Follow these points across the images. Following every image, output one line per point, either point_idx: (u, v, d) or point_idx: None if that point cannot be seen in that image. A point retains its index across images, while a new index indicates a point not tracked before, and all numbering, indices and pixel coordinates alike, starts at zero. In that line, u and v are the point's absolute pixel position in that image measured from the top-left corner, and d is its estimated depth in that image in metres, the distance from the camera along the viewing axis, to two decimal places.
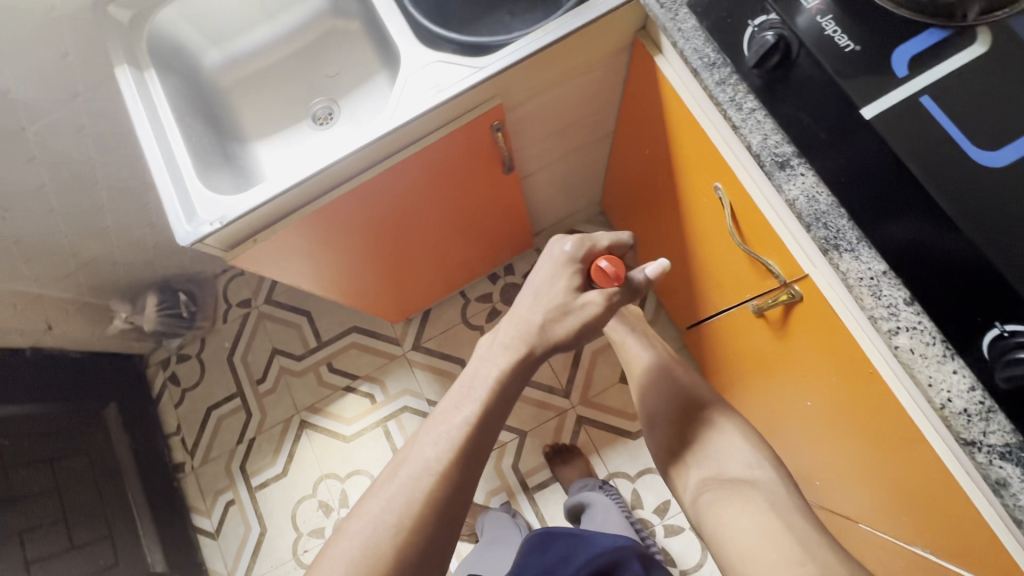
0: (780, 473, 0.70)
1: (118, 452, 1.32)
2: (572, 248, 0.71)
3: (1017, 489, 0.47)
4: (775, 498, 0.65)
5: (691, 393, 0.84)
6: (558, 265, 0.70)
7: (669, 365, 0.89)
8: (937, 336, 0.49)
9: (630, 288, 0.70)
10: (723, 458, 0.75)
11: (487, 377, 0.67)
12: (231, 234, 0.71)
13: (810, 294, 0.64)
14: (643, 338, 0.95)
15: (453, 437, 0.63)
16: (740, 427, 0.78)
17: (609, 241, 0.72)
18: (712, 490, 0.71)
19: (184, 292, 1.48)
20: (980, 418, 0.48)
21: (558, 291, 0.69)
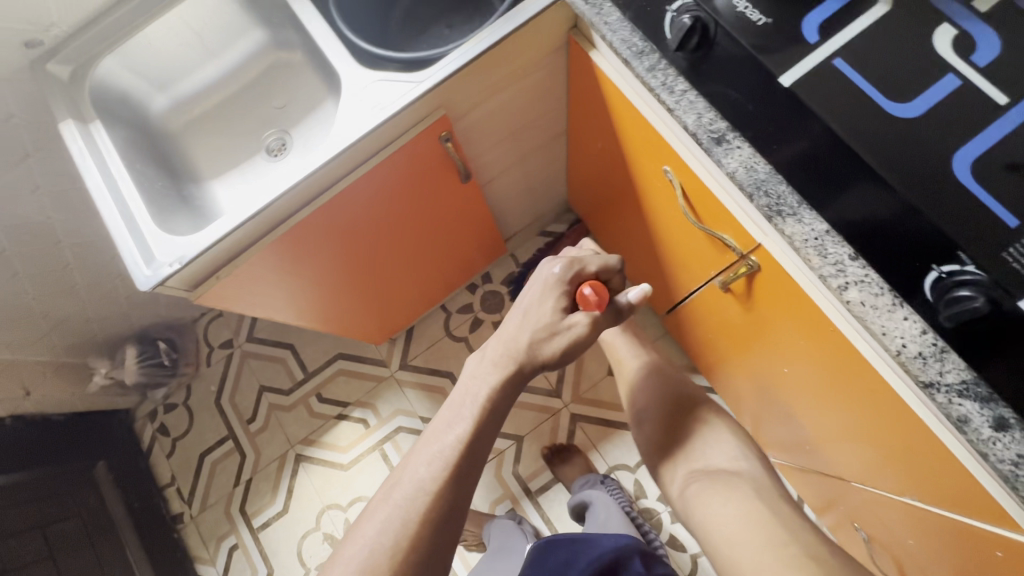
0: (763, 466, 0.73)
1: (112, 510, 1.31)
2: (561, 271, 0.71)
3: (978, 423, 0.49)
4: (762, 489, 0.68)
5: (682, 392, 0.84)
6: (548, 287, 0.70)
7: (659, 365, 0.90)
8: (884, 286, 0.51)
9: (612, 315, 0.71)
10: (712, 452, 0.76)
11: (476, 396, 0.67)
12: (193, 273, 0.71)
13: (765, 262, 0.66)
14: (632, 339, 0.95)
15: (447, 455, 0.63)
16: (730, 426, 0.79)
17: (597, 266, 0.72)
18: (699, 480, 0.73)
19: (164, 340, 1.47)
20: (935, 359, 0.50)
21: (546, 314, 0.69)
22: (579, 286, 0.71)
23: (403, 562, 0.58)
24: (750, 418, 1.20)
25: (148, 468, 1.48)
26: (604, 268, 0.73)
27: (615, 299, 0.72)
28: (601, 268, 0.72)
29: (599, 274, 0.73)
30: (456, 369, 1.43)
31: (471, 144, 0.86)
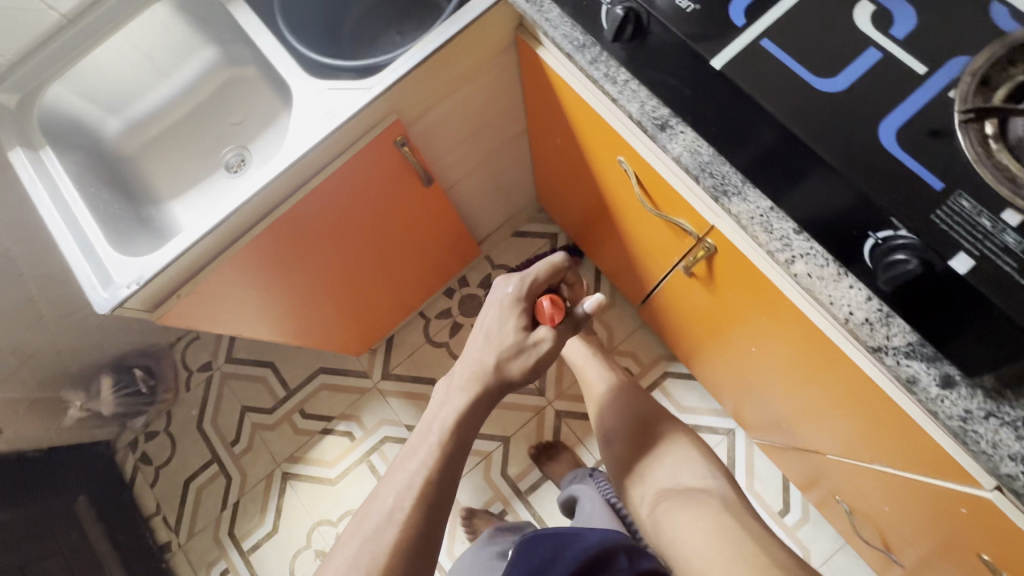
0: (729, 486, 0.75)
1: (95, 543, 1.28)
2: (515, 289, 0.71)
3: (926, 382, 0.50)
4: (729, 504, 0.70)
5: (649, 411, 0.89)
6: (506, 308, 0.71)
7: (625, 384, 0.95)
8: (827, 258, 0.53)
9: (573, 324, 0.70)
10: (683, 473, 0.78)
11: (443, 422, 0.69)
12: (154, 292, 0.70)
13: (720, 243, 0.67)
14: (600, 358, 1.00)
15: (413, 485, 0.64)
16: (695, 446, 0.83)
17: (546, 271, 0.71)
18: (669, 497, 0.74)
19: (140, 367, 1.45)
20: (881, 323, 0.52)
21: (508, 333, 0.70)
22: (535, 301, 0.71)
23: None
24: (731, 402, 1.21)
25: (132, 499, 1.46)
26: (552, 270, 0.71)
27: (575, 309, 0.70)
28: (550, 273, 0.71)
29: (548, 277, 0.71)
30: (438, 375, 1.43)
31: (428, 147, 0.86)
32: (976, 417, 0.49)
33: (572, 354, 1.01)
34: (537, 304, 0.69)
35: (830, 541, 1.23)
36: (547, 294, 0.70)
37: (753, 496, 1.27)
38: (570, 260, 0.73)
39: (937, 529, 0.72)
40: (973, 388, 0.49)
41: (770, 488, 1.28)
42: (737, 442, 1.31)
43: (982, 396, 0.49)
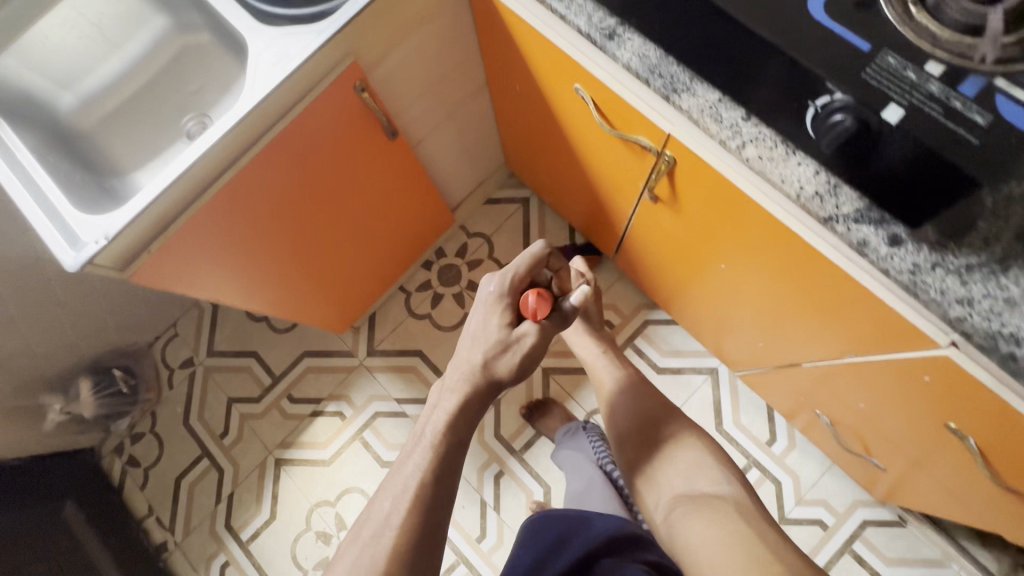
0: (744, 490, 0.74)
1: (90, 548, 1.26)
2: (498, 287, 0.71)
3: (876, 242, 0.54)
4: (744, 509, 0.68)
5: (658, 408, 0.87)
6: (490, 305, 0.71)
7: (637, 383, 0.94)
8: (776, 139, 0.56)
9: (562, 318, 0.71)
10: (697, 477, 0.76)
11: (437, 421, 0.67)
12: (124, 249, 0.70)
13: (679, 152, 0.69)
14: (610, 355, 0.99)
15: (409, 487, 0.63)
16: (707, 447, 0.82)
17: (527, 265, 0.71)
18: (682, 504, 0.72)
19: (119, 368, 1.43)
20: (830, 194, 0.55)
21: (493, 332, 0.70)
22: (519, 297, 0.71)
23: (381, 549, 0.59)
24: (712, 340, 1.24)
25: (122, 503, 1.42)
26: (533, 263, 0.72)
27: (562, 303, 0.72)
28: (531, 266, 0.72)
29: (531, 271, 0.72)
30: (424, 347, 1.43)
31: (388, 98, 0.87)
32: (924, 268, 0.52)
33: (583, 352, 1.01)
34: (521, 300, 0.70)
35: (817, 464, 1.28)
36: (531, 289, 0.70)
37: (741, 429, 1.31)
38: (553, 250, 0.74)
39: (906, 412, 0.76)
40: (919, 244, 0.53)
41: (756, 420, 1.31)
42: (720, 379, 1.34)
43: (927, 250, 0.53)
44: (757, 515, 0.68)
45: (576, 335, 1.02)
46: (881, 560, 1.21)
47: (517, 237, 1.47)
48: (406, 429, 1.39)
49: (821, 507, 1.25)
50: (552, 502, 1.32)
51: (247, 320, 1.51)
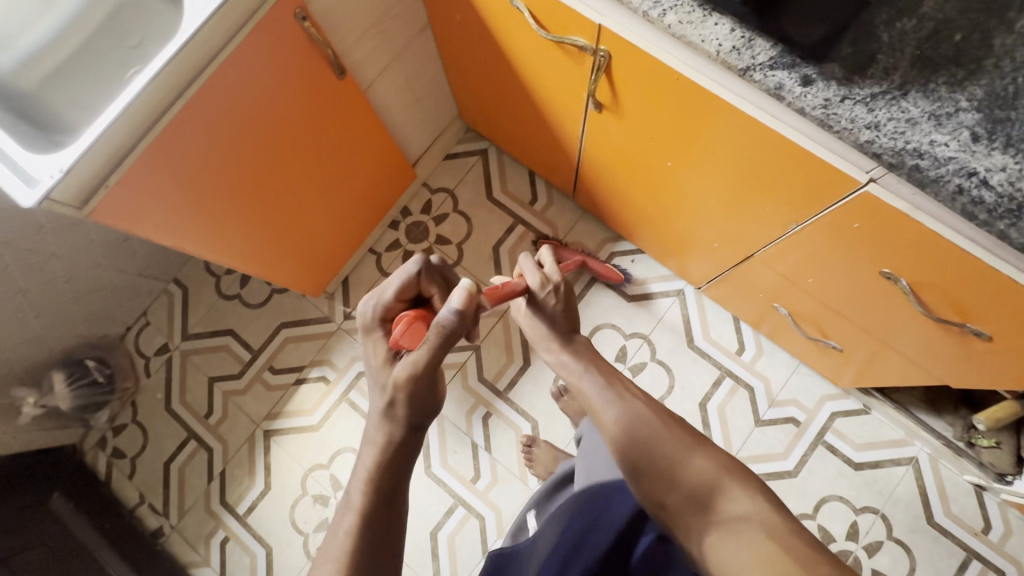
0: (774, 506, 0.64)
1: (81, 534, 1.28)
2: (366, 326, 0.71)
3: (790, 84, 0.59)
4: (775, 531, 0.60)
5: (670, 444, 0.71)
6: (368, 347, 0.70)
7: (640, 418, 0.75)
8: (693, 6, 0.62)
9: (436, 334, 0.63)
10: (716, 498, 0.66)
11: (359, 480, 0.62)
12: (81, 186, 0.72)
13: (611, 45, 0.73)
14: (595, 372, 0.82)
15: (339, 552, 0.57)
16: (724, 464, 0.69)
17: (395, 291, 0.71)
18: (712, 532, 0.63)
19: (92, 358, 1.41)
20: (745, 47, 0.60)
21: (373, 370, 0.66)
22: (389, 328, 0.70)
23: (395, 441, 0.63)
24: (676, 262, 1.29)
25: (112, 495, 1.41)
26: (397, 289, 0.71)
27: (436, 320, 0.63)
28: (401, 290, 0.71)
29: (402, 297, 0.71)
30: None
31: (332, 32, 0.89)
32: (834, 102, 0.58)
33: (557, 366, 0.86)
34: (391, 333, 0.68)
35: (785, 367, 1.35)
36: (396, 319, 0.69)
37: (712, 343, 1.37)
38: (419, 264, 0.72)
39: (849, 272, 0.81)
40: (828, 82, 0.58)
41: (724, 332, 1.38)
42: (688, 299, 1.40)
43: (836, 85, 0.58)
44: (788, 533, 0.60)
45: (540, 337, 0.88)
46: (851, 446, 1.29)
47: (480, 188, 1.50)
48: None
49: (792, 407, 1.33)
50: (541, 435, 1.36)
51: (220, 299, 1.50)
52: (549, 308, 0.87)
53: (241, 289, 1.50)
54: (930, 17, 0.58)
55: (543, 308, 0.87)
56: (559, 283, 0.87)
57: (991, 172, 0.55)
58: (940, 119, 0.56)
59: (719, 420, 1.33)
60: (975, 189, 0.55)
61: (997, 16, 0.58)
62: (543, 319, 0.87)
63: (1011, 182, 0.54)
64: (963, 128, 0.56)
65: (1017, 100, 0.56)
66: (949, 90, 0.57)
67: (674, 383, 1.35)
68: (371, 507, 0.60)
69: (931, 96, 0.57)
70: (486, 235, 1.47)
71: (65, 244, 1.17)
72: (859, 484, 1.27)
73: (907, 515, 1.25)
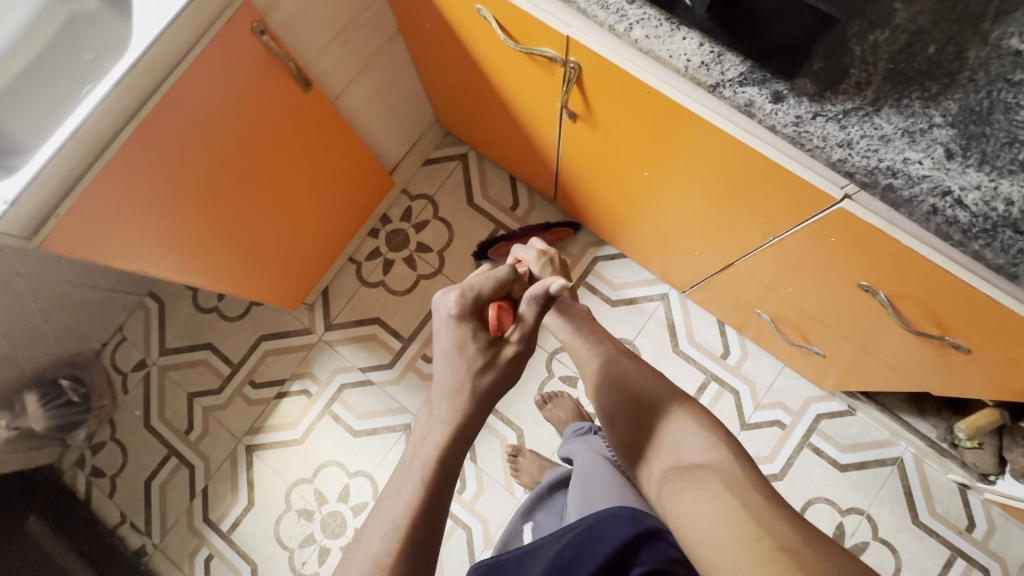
0: (734, 452, 0.69)
1: (61, 558, 1.26)
2: (460, 307, 0.64)
3: (760, 101, 0.57)
4: (732, 481, 0.64)
5: (648, 390, 0.79)
6: (456, 330, 0.64)
7: (620, 364, 0.85)
8: (660, 19, 0.60)
9: (535, 309, 0.65)
10: (677, 445, 0.72)
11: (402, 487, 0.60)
12: (31, 213, 0.69)
13: (580, 56, 0.71)
14: (586, 334, 0.90)
15: (375, 556, 0.56)
16: (694, 416, 0.74)
17: (489, 289, 0.65)
18: (673, 478, 0.69)
19: (67, 377, 1.37)
20: (716, 63, 0.59)
21: (472, 354, 0.64)
22: (482, 313, 0.66)
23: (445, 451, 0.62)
24: (659, 266, 1.25)
25: (92, 515, 1.39)
26: (490, 275, 0.67)
27: (529, 293, 0.65)
28: (495, 288, 0.66)
29: (494, 294, 0.66)
30: (382, 314, 1.43)
31: (295, 44, 0.86)
32: (806, 119, 0.56)
33: (557, 331, 0.93)
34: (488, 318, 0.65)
35: (770, 370, 1.35)
36: (488, 305, 0.65)
37: (696, 347, 1.36)
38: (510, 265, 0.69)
39: (829, 285, 0.80)
40: (800, 98, 0.57)
41: (709, 336, 1.37)
42: (672, 303, 1.39)
43: (807, 101, 0.56)
44: (746, 484, 0.63)
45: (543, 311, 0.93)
46: (837, 448, 1.29)
47: (460, 194, 1.47)
48: (374, 397, 1.40)
49: (778, 409, 1.32)
50: (526, 444, 1.34)
51: (197, 312, 1.47)
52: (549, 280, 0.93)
53: (219, 301, 1.47)
54: (903, 29, 0.57)
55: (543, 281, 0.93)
56: (555, 257, 0.94)
57: (966, 191, 0.53)
58: (913, 136, 0.55)
59: None
60: (949, 209, 0.53)
61: (971, 27, 0.56)
62: None
63: (985, 202, 0.53)
64: (938, 145, 0.54)
65: (992, 115, 0.54)
66: (923, 106, 0.55)
67: None
68: (414, 518, 0.58)
69: (904, 112, 0.55)
70: (468, 242, 1.45)
71: (31, 262, 1.12)
72: (845, 486, 1.27)
73: (893, 515, 1.25)
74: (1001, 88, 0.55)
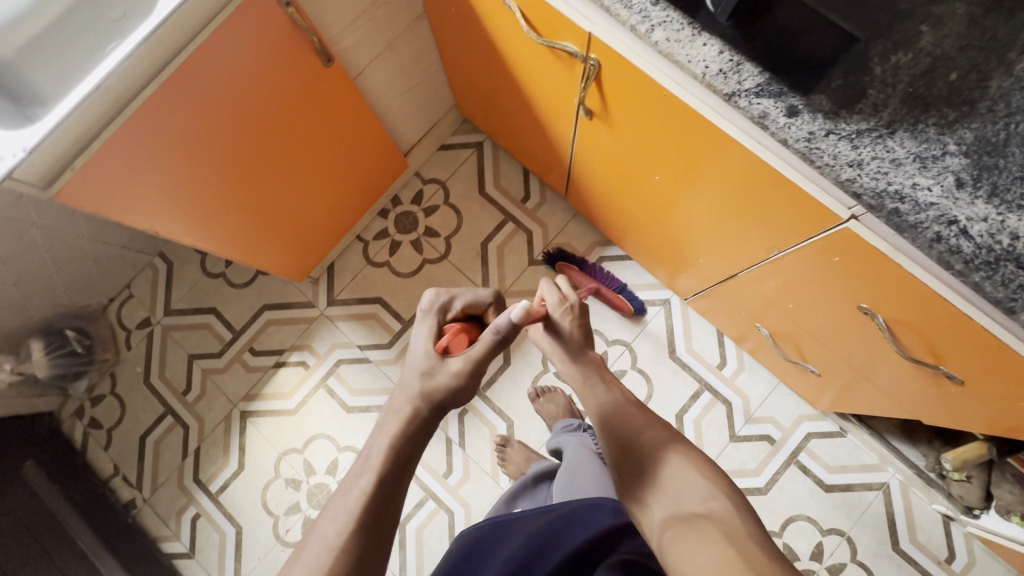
0: (735, 505, 0.65)
1: (49, 501, 1.26)
2: (429, 307, 0.74)
3: (775, 114, 0.57)
4: (733, 534, 0.60)
5: (656, 438, 0.76)
6: (423, 326, 0.74)
7: (626, 411, 0.80)
8: (682, 22, 0.59)
9: (492, 335, 0.70)
10: (680, 492, 0.67)
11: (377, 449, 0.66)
12: (47, 165, 0.70)
13: (601, 54, 0.70)
14: (600, 379, 0.84)
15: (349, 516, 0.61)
16: (688, 458, 0.72)
17: (464, 302, 0.76)
18: (672, 527, 0.63)
19: (72, 329, 1.40)
20: (733, 71, 0.58)
21: (425, 355, 0.71)
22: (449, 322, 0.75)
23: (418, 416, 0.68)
24: (664, 272, 1.26)
25: (86, 464, 1.42)
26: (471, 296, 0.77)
27: (493, 322, 0.70)
28: (469, 305, 0.77)
29: (467, 310, 0.77)
30: (384, 294, 1.45)
31: (319, 18, 0.86)
32: (818, 136, 0.56)
33: (569, 379, 0.86)
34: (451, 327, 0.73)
35: (765, 384, 1.35)
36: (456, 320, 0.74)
37: (693, 356, 1.37)
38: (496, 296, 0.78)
39: (830, 303, 0.79)
40: (814, 114, 0.56)
41: (707, 346, 1.37)
42: (673, 309, 1.39)
43: (822, 118, 0.56)
44: (746, 537, 0.60)
45: (559, 359, 0.86)
46: (824, 468, 1.29)
47: (473, 181, 1.48)
48: (370, 374, 1.41)
49: (768, 424, 1.33)
50: (516, 435, 1.36)
51: (204, 277, 1.49)
52: (565, 326, 0.85)
53: (226, 268, 1.49)
54: (927, 52, 0.56)
55: (559, 327, 0.86)
56: (576, 303, 0.86)
57: (972, 222, 0.53)
58: (925, 162, 0.54)
59: (694, 433, 1.33)
60: (953, 238, 0.53)
61: (996, 56, 0.55)
62: (560, 338, 0.85)
63: (991, 234, 0.53)
64: (949, 173, 0.54)
65: (1008, 148, 0.54)
66: (938, 132, 0.55)
67: (653, 393, 1.35)
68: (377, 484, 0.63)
69: (918, 137, 0.55)
70: (476, 229, 1.45)
71: (47, 214, 1.14)
72: (828, 506, 1.28)
73: (873, 539, 1.26)
74: (1020, 121, 0.54)
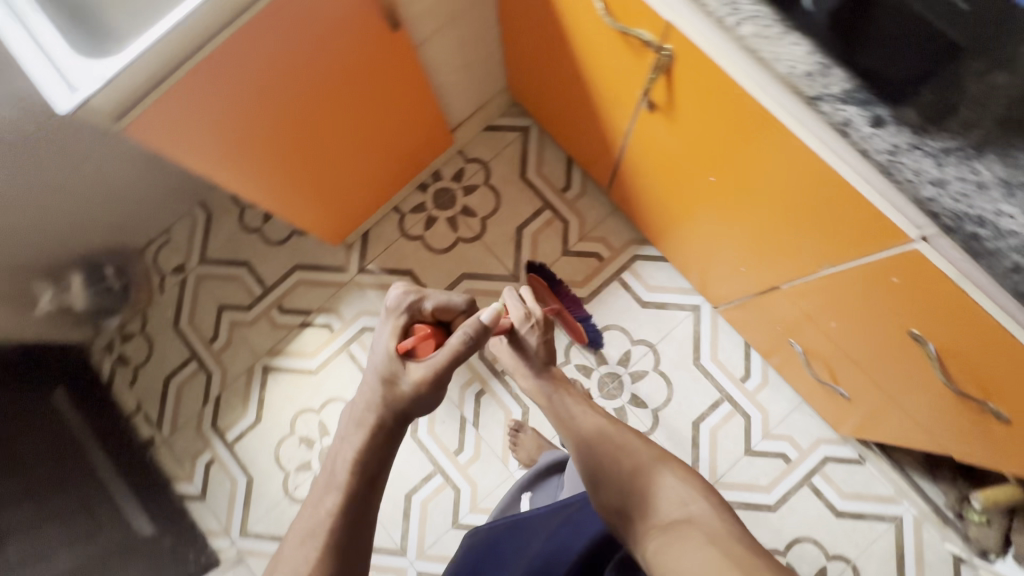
0: (716, 509, 0.71)
1: (73, 426, 1.32)
2: (396, 305, 0.80)
3: (859, 123, 0.56)
4: (716, 537, 0.65)
5: (638, 454, 0.81)
6: (390, 326, 0.79)
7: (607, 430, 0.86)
8: (772, 19, 0.58)
9: (457, 339, 0.75)
10: (664, 503, 0.74)
11: (344, 460, 0.73)
12: (122, 97, 0.72)
13: (678, 44, 0.69)
14: (564, 394, 0.94)
15: (318, 531, 0.70)
16: (675, 471, 0.79)
17: (434, 305, 0.81)
18: (657, 537, 0.69)
19: (112, 266, 1.46)
20: (821, 75, 0.57)
21: (388, 359, 0.76)
22: (415, 323, 0.80)
23: (383, 425, 0.74)
24: (697, 277, 1.25)
25: (109, 398, 1.45)
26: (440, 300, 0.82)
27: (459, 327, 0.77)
28: (437, 308, 0.81)
29: (436, 312, 0.82)
30: (414, 267, 1.45)
31: None
32: (902, 150, 0.55)
33: (532, 392, 0.96)
34: (416, 329, 0.79)
35: (786, 403, 1.33)
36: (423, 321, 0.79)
37: (718, 365, 1.35)
38: (466, 304, 0.83)
39: (877, 325, 0.77)
40: (901, 127, 0.55)
41: (732, 357, 1.35)
42: (703, 316, 1.37)
43: (908, 132, 0.55)
44: (728, 539, 0.65)
45: (522, 371, 0.95)
46: (837, 493, 1.28)
47: (515, 165, 1.47)
48: None
49: (785, 442, 1.31)
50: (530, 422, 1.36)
51: (240, 230, 1.51)
52: (530, 341, 0.94)
53: (263, 224, 1.51)
54: None
55: (525, 343, 0.94)
56: (542, 318, 0.95)
57: None
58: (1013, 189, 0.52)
59: (709, 442, 1.32)
60: None
61: None
62: (524, 354, 0.94)
63: None
64: None
65: None
66: None
67: (671, 395, 1.34)
68: (351, 488, 0.72)
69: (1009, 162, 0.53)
70: (513, 214, 1.45)
71: None
72: (836, 532, 1.26)
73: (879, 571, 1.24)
74: None
